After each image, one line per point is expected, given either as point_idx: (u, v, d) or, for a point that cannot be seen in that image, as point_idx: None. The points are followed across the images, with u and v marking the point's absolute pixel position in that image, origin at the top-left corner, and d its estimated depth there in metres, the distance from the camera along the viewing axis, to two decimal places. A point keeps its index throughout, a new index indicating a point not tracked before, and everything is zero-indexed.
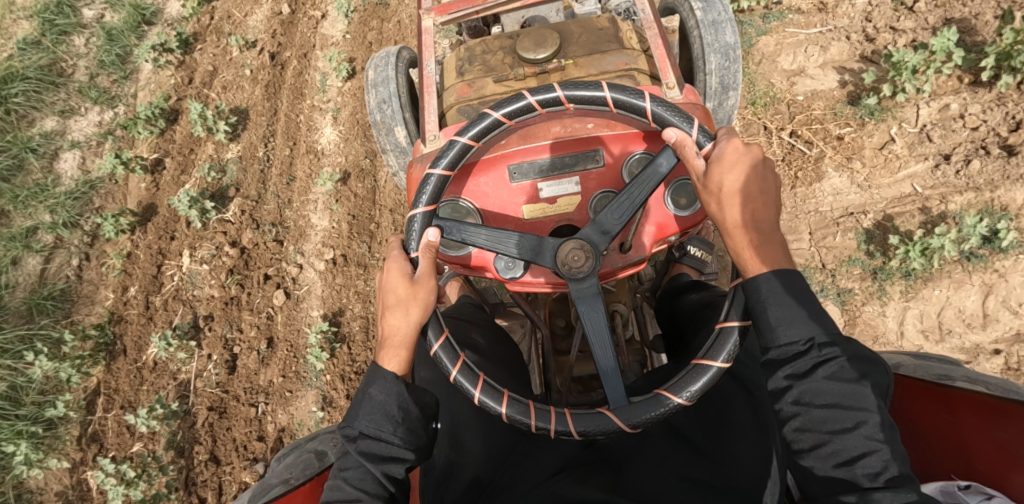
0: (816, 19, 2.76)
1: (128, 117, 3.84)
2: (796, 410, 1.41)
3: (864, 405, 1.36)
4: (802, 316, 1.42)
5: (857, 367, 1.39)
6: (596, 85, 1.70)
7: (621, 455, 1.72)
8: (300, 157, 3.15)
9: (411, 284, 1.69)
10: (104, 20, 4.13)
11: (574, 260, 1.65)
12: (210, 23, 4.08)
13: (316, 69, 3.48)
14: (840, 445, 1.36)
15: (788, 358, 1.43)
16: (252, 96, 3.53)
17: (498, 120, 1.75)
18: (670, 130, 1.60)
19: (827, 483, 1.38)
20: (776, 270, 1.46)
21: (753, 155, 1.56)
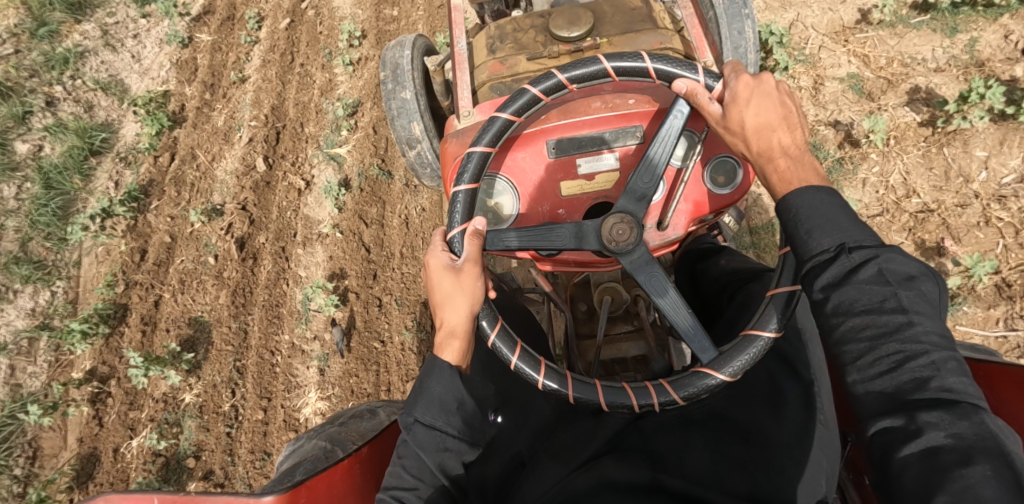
0: (999, 308, 2.06)
1: (68, 300, 3.11)
2: (834, 320, 1.21)
3: (909, 302, 1.15)
4: (830, 224, 1.24)
5: (900, 263, 1.17)
6: (593, 58, 1.56)
7: (670, 432, 1.49)
8: (278, 428, 2.48)
9: (457, 276, 1.54)
10: (42, 153, 3.47)
11: (619, 234, 1.52)
12: (169, 166, 3.31)
13: (298, 277, 2.67)
14: (884, 350, 1.15)
15: (819, 271, 1.24)
16: (215, 304, 2.74)
17: (536, 96, 1.61)
18: (676, 81, 1.52)
19: (876, 401, 1.14)
20: (810, 188, 1.30)
21: (766, 82, 1.48)
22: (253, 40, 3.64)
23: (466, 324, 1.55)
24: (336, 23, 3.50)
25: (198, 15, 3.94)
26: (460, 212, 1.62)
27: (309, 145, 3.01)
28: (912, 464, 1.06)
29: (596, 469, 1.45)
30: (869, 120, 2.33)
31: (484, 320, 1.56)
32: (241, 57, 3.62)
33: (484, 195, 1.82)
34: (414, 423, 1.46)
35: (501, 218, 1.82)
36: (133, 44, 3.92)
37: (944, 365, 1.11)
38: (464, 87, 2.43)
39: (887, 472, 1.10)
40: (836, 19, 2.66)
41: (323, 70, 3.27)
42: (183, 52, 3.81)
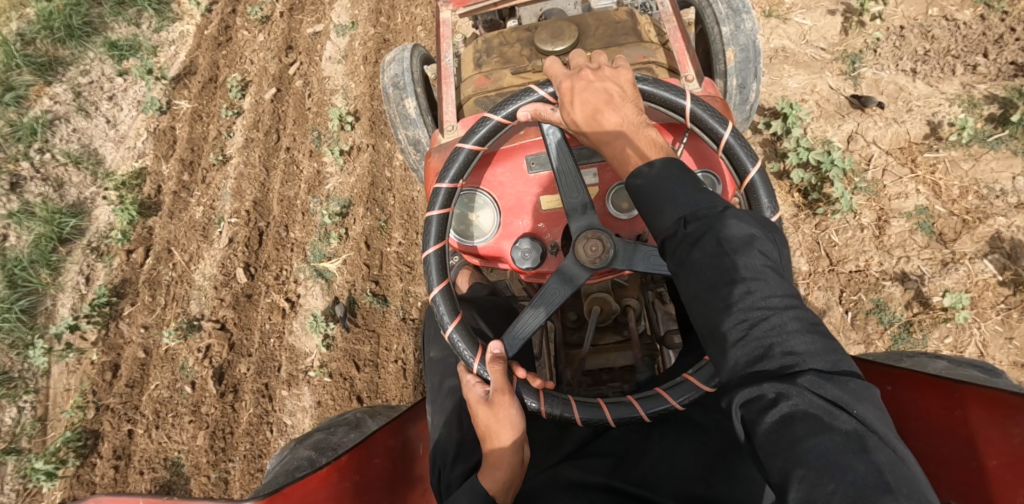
0: None
1: (36, 417, 2.82)
2: (688, 298, 1.18)
3: (746, 269, 1.12)
4: (674, 203, 1.25)
5: (735, 225, 1.16)
6: (480, 118, 1.67)
7: (632, 438, 1.61)
8: None
9: (489, 408, 1.47)
10: (8, 242, 3.18)
11: (592, 249, 1.57)
12: (143, 263, 3.00)
13: (283, 426, 2.44)
14: (734, 320, 1.10)
15: (670, 252, 1.23)
16: (193, 446, 2.47)
17: (499, 122, 1.68)
18: (518, 110, 1.61)
19: (734, 375, 1.08)
20: (638, 176, 1.31)
21: (591, 75, 1.47)
22: (236, 111, 3.31)
23: (509, 457, 1.45)
24: (325, 97, 3.14)
25: (179, 76, 3.64)
26: (445, 311, 1.62)
27: (295, 255, 2.70)
28: (767, 433, 0.99)
29: (556, 472, 1.57)
30: (948, 296, 2.01)
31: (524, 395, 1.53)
32: (222, 132, 3.28)
33: (465, 210, 1.93)
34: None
35: (481, 230, 1.93)
36: (108, 107, 3.63)
37: (791, 327, 1.06)
38: (452, 99, 2.55)
39: (752, 445, 1.02)
40: (901, 132, 2.31)
41: (310, 159, 2.91)
42: (160, 120, 3.50)
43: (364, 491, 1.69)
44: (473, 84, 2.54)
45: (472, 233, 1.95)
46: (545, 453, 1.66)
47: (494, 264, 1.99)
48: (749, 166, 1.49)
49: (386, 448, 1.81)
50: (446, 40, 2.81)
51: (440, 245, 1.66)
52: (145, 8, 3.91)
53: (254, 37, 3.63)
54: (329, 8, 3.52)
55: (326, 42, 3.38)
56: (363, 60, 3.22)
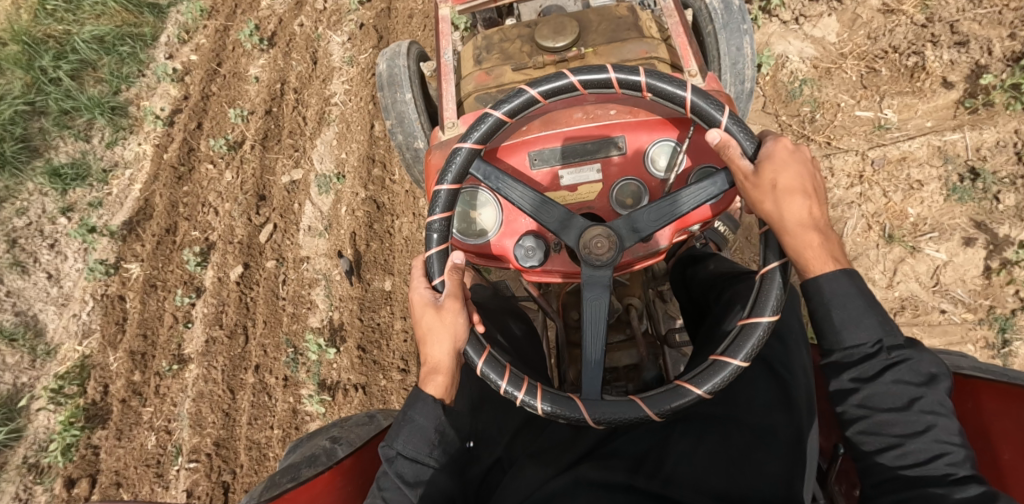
0: None
1: None
2: (855, 413, 1.30)
3: (933, 404, 1.24)
4: (866, 322, 1.29)
5: (925, 361, 1.27)
6: (680, 84, 1.48)
7: (652, 437, 1.49)
8: None
9: (439, 313, 1.50)
10: None
11: (597, 246, 1.47)
12: (88, 501, 2.48)
13: None
14: (913, 446, 1.23)
15: (850, 365, 1.30)
16: None
17: (535, 98, 1.54)
18: (711, 130, 1.43)
19: (896, 482, 1.25)
20: (842, 271, 1.31)
21: (799, 159, 1.40)
22: (192, 297, 2.68)
23: (449, 360, 1.50)
24: (303, 290, 2.51)
25: (129, 221, 3.02)
26: (434, 240, 1.56)
27: None
28: None
29: (574, 471, 1.44)
30: None
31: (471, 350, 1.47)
32: (178, 320, 2.66)
33: (463, 208, 1.73)
34: (396, 455, 1.44)
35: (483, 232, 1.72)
36: (49, 257, 3.04)
37: (967, 462, 1.22)
38: (452, 97, 2.44)
39: None
40: None
41: (284, 390, 2.40)
42: (105, 287, 2.88)
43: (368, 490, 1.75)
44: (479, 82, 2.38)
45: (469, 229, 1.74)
46: (552, 449, 1.53)
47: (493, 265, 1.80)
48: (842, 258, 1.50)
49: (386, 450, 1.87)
50: (443, 39, 2.76)
51: (443, 249, 1.56)
52: (96, 117, 3.38)
53: (220, 175, 2.97)
54: (311, 145, 2.86)
55: (305, 201, 2.69)
56: (349, 238, 2.55)
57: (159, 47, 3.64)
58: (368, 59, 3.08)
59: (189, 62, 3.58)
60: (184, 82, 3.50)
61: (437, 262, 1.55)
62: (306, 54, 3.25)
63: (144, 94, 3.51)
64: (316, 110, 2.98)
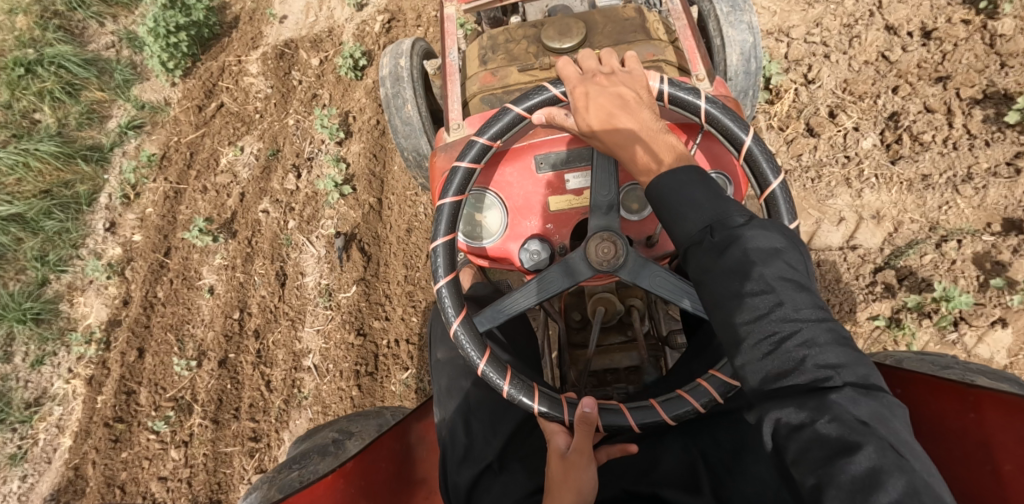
0: None
1: None
2: (712, 310, 1.13)
3: (773, 280, 1.06)
4: (698, 208, 1.18)
5: (764, 233, 1.10)
6: (505, 109, 1.60)
7: (641, 455, 1.46)
8: None
9: (563, 462, 1.35)
10: None
11: (605, 251, 1.54)
12: None
13: None
14: (760, 332, 1.05)
15: (690, 258, 1.17)
16: None
17: (486, 144, 1.61)
18: (535, 113, 1.57)
19: (760, 391, 1.04)
20: (666, 173, 1.24)
21: (606, 82, 1.46)
22: None
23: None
24: None
25: (54, 497, 2.43)
26: (473, 350, 1.49)
27: None
28: (800, 460, 0.96)
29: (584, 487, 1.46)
30: None
31: (611, 423, 1.36)
32: None
33: (470, 211, 1.84)
34: None
35: (490, 232, 1.83)
36: None
37: (820, 335, 1.02)
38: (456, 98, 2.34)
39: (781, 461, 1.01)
40: None
41: None
42: None
43: (370, 493, 1.59)
44: (479, 83, 2.34)
45: (478, 232, 1.85)
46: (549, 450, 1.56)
47: (502, 265, 1.90)
48: (772, 179, 1.45)
49: (390, 451, 1.70)
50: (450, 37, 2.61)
51: (453, 279, 1.56)
52: (14, 325, 2.73)
53: (165, 451, 2.33)
54: (275, 438, 2.23)
55: None
56: None
57: (99, 211, 3.00)
58: (352, 301, 2.34)
59: (132, 241, 2.88)
60: (125, 275, 2.79)
61: (527, 395, 1.44)
62: (270, 265, 2.49)
63: (78, 284, 2.85)
64: (284, 374, 2.31)
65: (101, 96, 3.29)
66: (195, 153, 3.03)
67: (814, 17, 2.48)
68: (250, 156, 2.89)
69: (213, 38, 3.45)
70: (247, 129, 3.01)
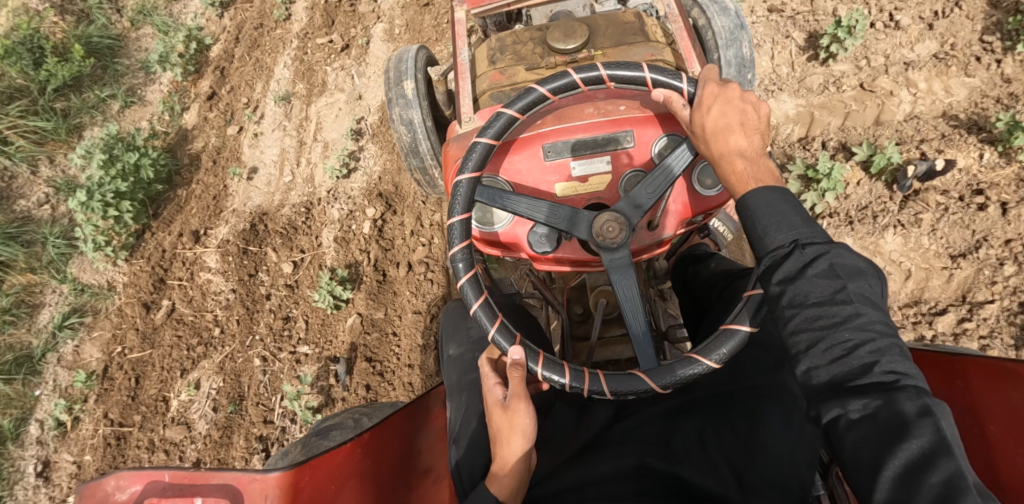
0: None
1: None
2: (785, 313, 1.15)
3: (856, 295, 1.10)
4: (788, 220, 1.19)
5: (852, 258, 1.12)
6: (636, 66, 1.44)
7: (652, 428, 1.35)
8: None
9: (504, 411, 1.28)
10: None
11: (608, 230, 1.37)
12: None
13: None
14: (835, 338, 1.09)
15: (773, 267, 1.18)
16: None
17: (544, 95, 1.46)
18: (658, 90, 1.44)
19: (823, 386, 1.08)
20: (764, 188, 1.23)
21: (739, 96, 1.38)
22: None
23: (518, 460, 1.26)
24: None
25: None
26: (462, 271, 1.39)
27: None
28: (860, 446, 1.02)
29: (586, 468, 1.31)
30: None
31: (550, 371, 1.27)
32: None
33: None
34: None
35: (494, 217, 1.61)
36: None
37: (891, 346, 1.06)
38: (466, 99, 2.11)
39: (836, 453, 1.06)
40: None
41: None
42: None
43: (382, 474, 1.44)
44: (487, 80, 2.08)
45: (485, 218, 1.63)
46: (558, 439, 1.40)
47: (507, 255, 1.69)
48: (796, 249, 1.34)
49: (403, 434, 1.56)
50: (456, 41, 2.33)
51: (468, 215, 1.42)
52: None
53: None
54: None
55: None
56: None
57: (27, 448, 2.46)
58: None
59: None
60: None
61: (556, 371, 1.27)
62: None
63: None
64: None
65: (29, 280, 2.70)
66: (142, 377, 2.44)
67: (958, 286, 1.88)
68: (206, 400, 2.29)
69: (167, 195, 2.84)
70: (203, 351, 2.39)
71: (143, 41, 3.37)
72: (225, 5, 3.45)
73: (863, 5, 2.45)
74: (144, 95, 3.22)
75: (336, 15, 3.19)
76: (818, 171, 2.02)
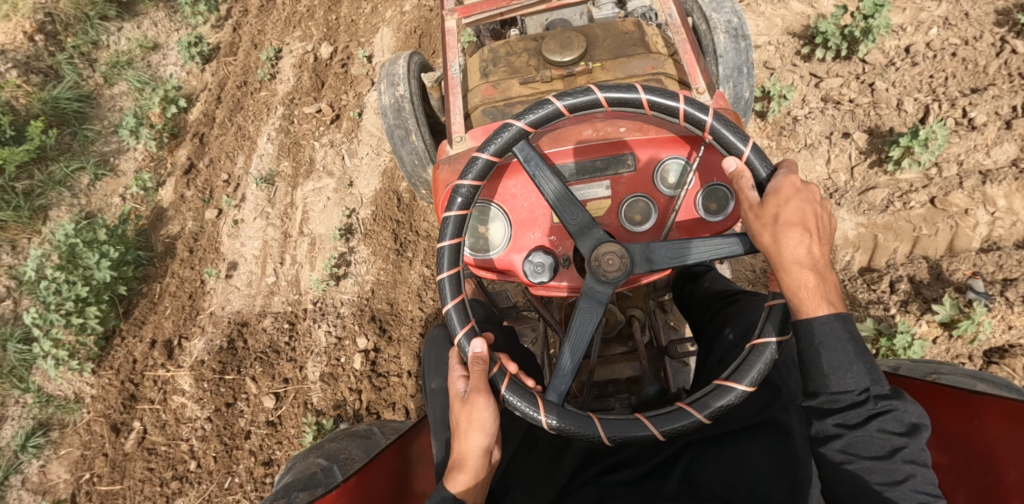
0: None
1: None
2: (833, 459, 1.12)
3: (913, 457, 1.09)
4: (856, 369, 1.10)
5: (915, 417, 1.10)
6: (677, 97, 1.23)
7: (652, 473, 1.34)
8: None
9: (464, 405, 1.25)
10: None
11: (608, 261, 1.23)
12: None
13: None
14: (894, 499, 1.08)
15: (832, 412, 1.12)
16: None
17: (558, 111, 1.26)
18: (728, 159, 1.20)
19: None
20: (834, 318, 1.11)
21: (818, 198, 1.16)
22: None
23: (476, 457, 1.24)
24: None
25: None
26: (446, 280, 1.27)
27: None
28: None
29: None
30: None
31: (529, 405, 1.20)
32: None
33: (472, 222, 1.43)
34: None
35: (486, 240, 1.43)
36: None
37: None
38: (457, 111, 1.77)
39: None
40: None
41: None
42: None
43: None
44: (478, 94, 1.77)
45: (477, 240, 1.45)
46: (550, 470, 1.40)
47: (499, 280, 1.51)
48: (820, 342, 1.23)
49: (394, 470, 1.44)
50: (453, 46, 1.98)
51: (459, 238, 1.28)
52: None
53: None
54: None
55: None
56: None
57: None
58: None
59: None
60: None
61: (531, 407, 1.20)
62: None
63: None
64: None
65: None
66: None
67: None
68: None
69: (140, 290, 2.57)
70: (178, 487, 2.14)
71: (117, 100, 3.08)
72: (207, 58, 3.16)
73: (930, 98, 2.14)
74: (117, 165, 2.93)
75: (326, 76, 2.88)
76: (894, 342, 1.76)
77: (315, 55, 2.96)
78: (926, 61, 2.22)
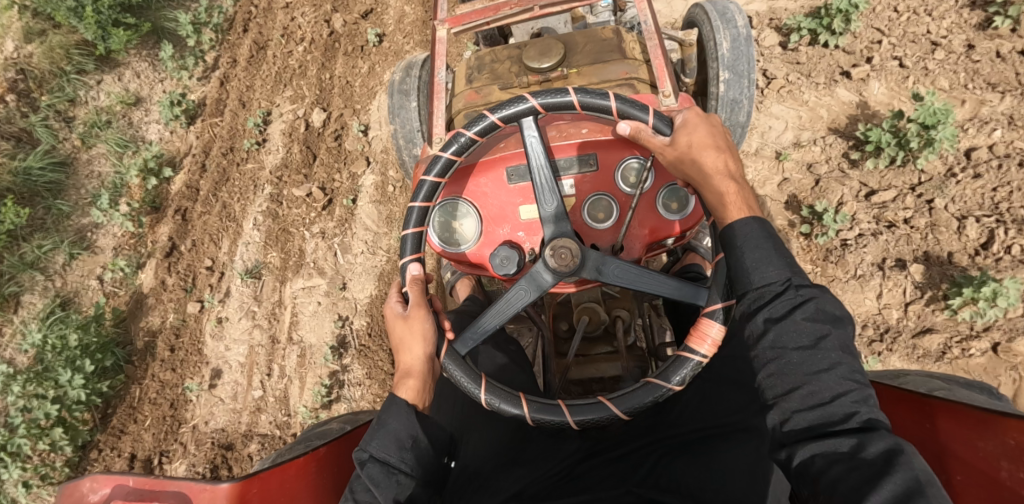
0: None
1: None
2: (760, 356, 1.07)
3: (838, 346, 1.02)
4: (773, 260, 1.08)
5: (834, 308, 1.05)
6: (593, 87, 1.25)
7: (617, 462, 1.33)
8: None
9: (404, 321, 1.27)
10: None
11: (561, 257, 1.21)
12: None
13: None
14: (819, 385, 1.00)
15: (756, 305, 1.08)
16: None
17: (495, 123, 1.28)
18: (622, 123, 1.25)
19: (794, 427, 1.01)
20: (744, 218, 1.13)
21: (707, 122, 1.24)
22: None
23: (422, 364, 1.25)
24: None
25: None
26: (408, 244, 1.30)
27: None
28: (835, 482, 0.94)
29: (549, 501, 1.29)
30: None
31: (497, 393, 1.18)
32: None
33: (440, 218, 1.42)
34: (369, 459, 1.15)
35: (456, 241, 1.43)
36: None
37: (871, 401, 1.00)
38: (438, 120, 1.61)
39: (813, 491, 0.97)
40: None
41: None
42: None
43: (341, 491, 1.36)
44: (462, 99, 1.67)
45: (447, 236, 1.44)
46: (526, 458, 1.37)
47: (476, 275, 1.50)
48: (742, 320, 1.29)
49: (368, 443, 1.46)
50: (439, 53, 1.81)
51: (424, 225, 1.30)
52: None
53: None
54: None
55: None
56: None
57: None
58: None
59: None
60: None
61: (512, 405, 1.17)
62: None
63: None
64: None
65: None
66: None
67: None
68: None
69: (117, 393, 2.37)
70: None
71: (95, 164, 2.82)
72: (192, 117, 2.89)
73: (992, 218, 1.87)
74: (95, 241, 2.69)
75: (318, 149, 2.63)
76: None
77: (306, 122, 2.70)
78: (989, 171, 1.93)
